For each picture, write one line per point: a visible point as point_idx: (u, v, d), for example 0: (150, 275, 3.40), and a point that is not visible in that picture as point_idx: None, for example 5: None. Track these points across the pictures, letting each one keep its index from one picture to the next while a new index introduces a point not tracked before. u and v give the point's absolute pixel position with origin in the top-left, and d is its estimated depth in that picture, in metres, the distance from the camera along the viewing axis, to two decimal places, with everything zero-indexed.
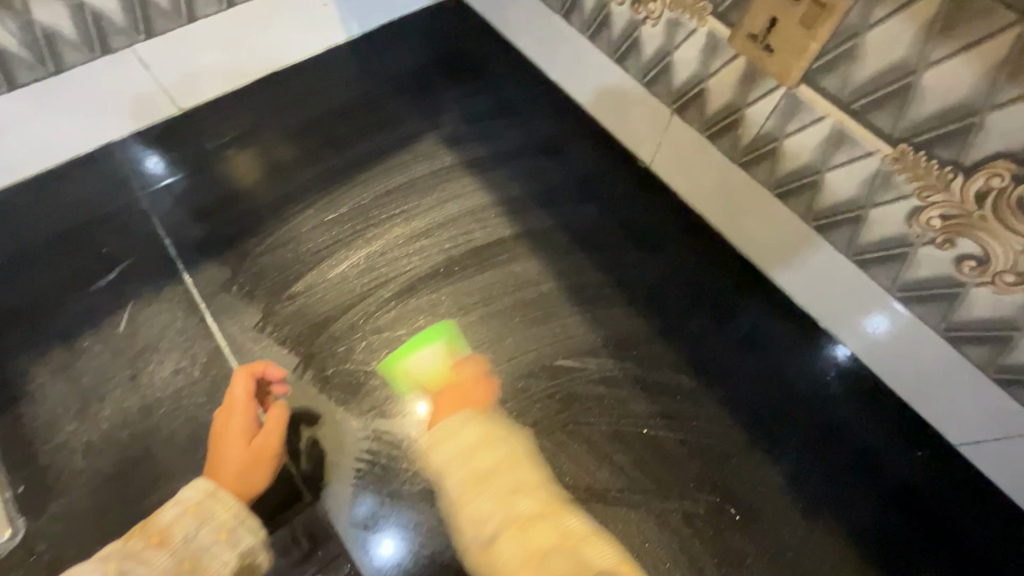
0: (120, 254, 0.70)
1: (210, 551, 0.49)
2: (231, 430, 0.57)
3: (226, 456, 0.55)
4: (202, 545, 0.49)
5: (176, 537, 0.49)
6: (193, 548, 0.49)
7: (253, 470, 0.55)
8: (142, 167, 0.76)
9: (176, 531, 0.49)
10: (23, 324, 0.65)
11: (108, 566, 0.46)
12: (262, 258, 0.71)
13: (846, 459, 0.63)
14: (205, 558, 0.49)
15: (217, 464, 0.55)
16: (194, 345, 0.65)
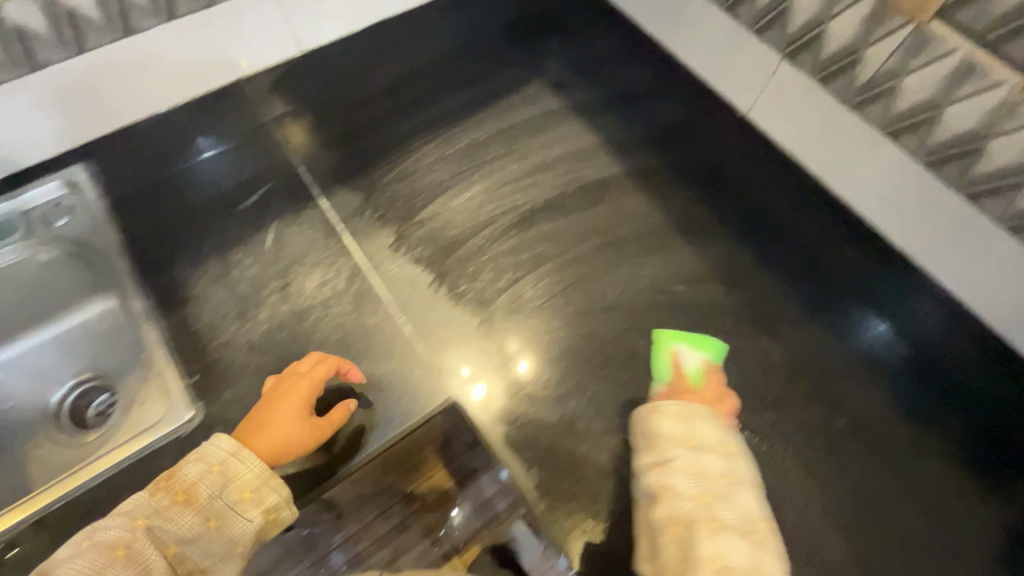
0: (261, 179, 0.75)
1: (234, 511, 0.50)
2: (289, 401, 0.57)
3: (278, 419, 0.56)
4: (225, 502, 0.50)
5: (200, 494, 0.49)
6: (219, 505, 0.50)
7: (294, 439, 0.55)
8: (275, 105, 0.82)
9: (199, 488, 0.50)
10: (181, 237, 0.71)
11: (137, 521, 0.48)
12: (391, 187, 0.76)
13: (928, 376, 0.67)
14: (228, 517, 0.50)
15: (267, 422, 0.56)
16: (337, 260, 0.70)
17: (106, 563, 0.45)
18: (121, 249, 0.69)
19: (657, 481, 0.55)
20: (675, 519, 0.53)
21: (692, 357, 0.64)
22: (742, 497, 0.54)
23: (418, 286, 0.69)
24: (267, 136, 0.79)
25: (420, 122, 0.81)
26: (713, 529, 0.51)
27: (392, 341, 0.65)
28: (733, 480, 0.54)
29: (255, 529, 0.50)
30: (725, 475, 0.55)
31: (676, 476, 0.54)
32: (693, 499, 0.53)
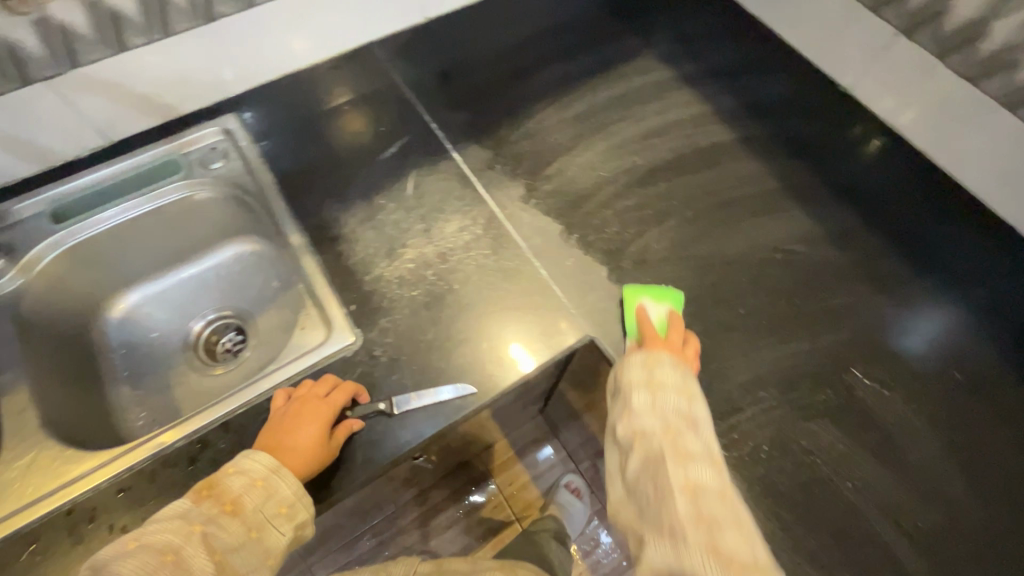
0: (397, 134, 0.81)
1: (272, 523, 0.51)
2: (298, 420, 0.57)
3: (299, 441, 0.56)
4: (268, 515, 0.51)
5: (245, 505, 0.50)
6: (260, 517, 0.50)
7: (314, 459, 0.56)
8: (403, 67, 0.87)
9: (244, 500, 0.50)
10: (329, 183, 0.76)
11: (193, 525, 0.48)
12: (518, 144, 0.80)
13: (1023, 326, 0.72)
14: (268, 529, 0.50)
15: (287, 441, 0.56)
16: (474, 208, 0.75)
17: (157, 565, 0.45)
18: (274, 191, 0.75)
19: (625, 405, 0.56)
20: (633, 426, 0.54)
21: (657, 309, 0.66)
22: (699, 415, 0.55)
23: (550, 234, 0.73)
24: (398, 95, 0.85)
25: (539, 87, 0.86)
26: (675, 437, 0.52)
27: (530, 283, 0.69)
28: (689, 400, 0.56)
29: (287, 543, 0.51)
30: (688, 397, 0.56)
31: (643, 396, 0.55)
32: (677, 413, 0.54)
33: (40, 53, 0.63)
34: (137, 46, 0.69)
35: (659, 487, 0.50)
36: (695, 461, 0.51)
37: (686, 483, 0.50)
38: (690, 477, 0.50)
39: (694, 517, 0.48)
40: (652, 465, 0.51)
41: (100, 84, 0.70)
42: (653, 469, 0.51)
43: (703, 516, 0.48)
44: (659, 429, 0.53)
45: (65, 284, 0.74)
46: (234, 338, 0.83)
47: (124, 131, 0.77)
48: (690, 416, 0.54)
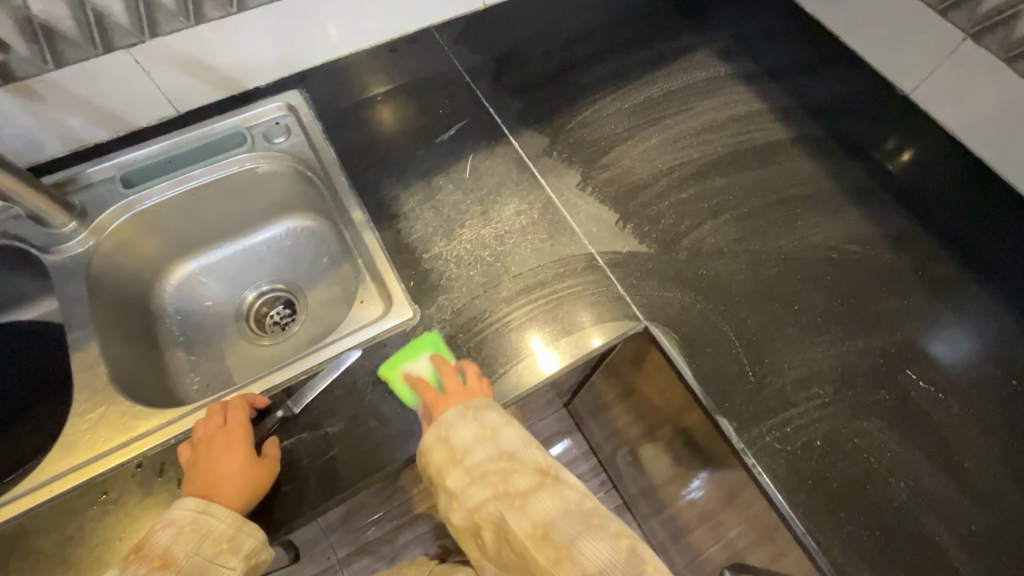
0: (455, 117, 0.82)
1: (215, 563, 0.49)
2: (224, 448, 0.55)
3: (223, 470, 0.54)
4: (207, 556, 0.48)
5: (176, 556, 0.48)
6: (200, 561, 0.48)
7: (244, 482, 0.54)
8: (460, 52, 0.88)
9: (176, 551, 0.48)
10: (388, 163, 0.78)
11: None
12: (575, 133, 0.81)
13: None
14: (212, 570, 0.48)
15: (211, 481, 0.53)
16: (531, 194, 0.75)
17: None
18: (335, 167, 0.76)
19: (450, 478, 0.53)
20: (467, 497, 0.52)
21: (419, 366, 0.61)
22: (495, 438, 0.54)
23: (606, 223, 0.74)
24: (456, 80, 0.86)
25: (595, 78, 0.87)
26: (509, 490, 0.51)
27: (586, 269, 0.70)
28: (484, 434, 0.54)
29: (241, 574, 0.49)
30: (487, 432, 0.54)
31: (463, 470, 0.53)
32: (490, 463, 0.53)
33: (125, 22, 0.65)
34: (213, 20, 0.70)
35: (525, 546, 0.48)
36: (542, 508, 0.50)
37: (534, 527, 0.48)
38: (548, 531, 0.48)
39: (555, 554, 0.47)
40: (512, 532, 0.49)
41: (175, 56, 0.72)
42: (512, 540, 0.49)
43: (562, 550, 0.47)
44: (489, 494, 0.51)
45: (131, 248, 0.76)
46: (284, 312, 0.84)
47: (193, 103, 0.79)
48: (479, 437, 0.54)
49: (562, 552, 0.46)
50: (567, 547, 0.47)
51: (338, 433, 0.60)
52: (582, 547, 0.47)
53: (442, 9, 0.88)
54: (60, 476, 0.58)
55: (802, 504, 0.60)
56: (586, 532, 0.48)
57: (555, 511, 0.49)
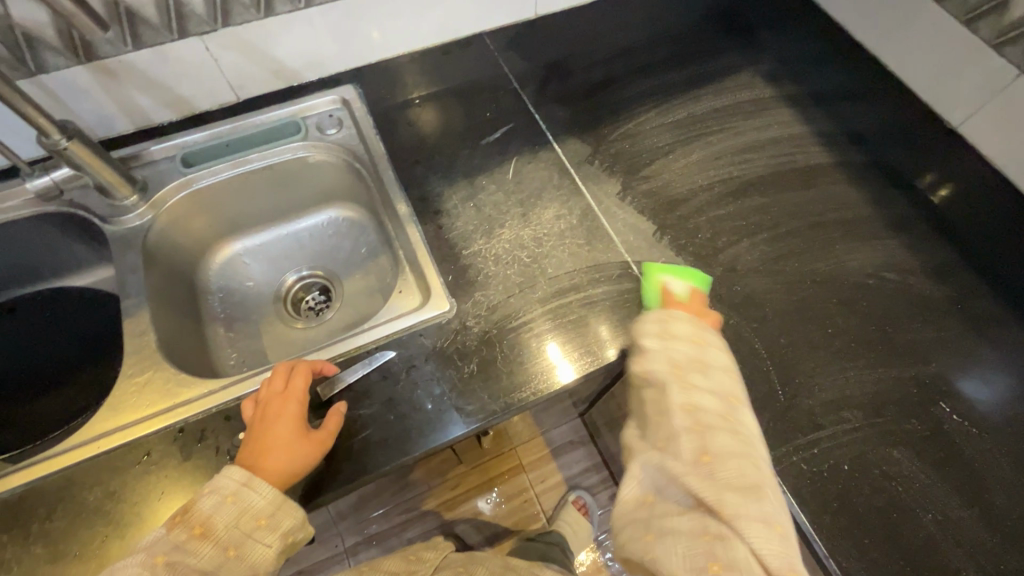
0: (501, 121, 0.84)
1: (251, 538, 0.49)
2: (284, 414, 0.56)
3: (273, 442, 0.55)
4: (244, 531, 0.49)
5: (214, 525, 0.49)
6: (236, 535, 0.49)
7: (292, 457, 0.55)
8: (510, 59, 0.91)
9: (215, 520, 0.49)
10: (434, 161, 0.80)
11: (157, 557, 0.46)
12: (617, 143, 0.82)
13: None
14: (247, 544, 0.49)
15: (262, 452, 0.54)
16: (571, 199, 0.77)
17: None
18: (384, 161, 0.79)
19: (648, 346, 0.56)
20: (653, 387, 0.55)
21: (677, 285, 0.69)
22: (708, 364, 0.55)
23: (644, 233, 0.75)
24: (504, 85, 0.88)
25: (640, 91, 0.88)
26: (691, 393, 0.53)
27: (622, 277, 0.71)
28: (704, 351, 0.56)
29: (274, 554, 0.50)
30: (699, 346, 0.56)
31: (661, 343, 0.56)
32: (670, 365, 0.55)
33: (201, 11, 0.69)
34: (281, 13, 0.74)
35: (669, 448, 0.52)
36: (709, 416, 0.52)
37: (693, 421, 0.51)
38: (706, 443, 0.50)
39: (698, 454, 0.50)
40: (666, 433, 0.53)
41: (242, 45, 0.76)
42: (670, 432, 0.52)
43: (706, 452, 0.50)
44: (673, 388, 0.53)
45: (183, 225, 0.80)
46: (319, 299, 0.87)
47: (253, 92, 0.82)
48: (692, 341, 0.56)
49: (705, 460, 0.50)
50: (711, 454, 0.50)
51: (367, 417, 0.62)
52: (727, 460, 0.49)
53: (494, 16, 0.91)
54: (106, 436, 0.60)
55: (825, 528, 0.59)
56: (735, 459, 0.49)
57: (726, 435, 0.51)
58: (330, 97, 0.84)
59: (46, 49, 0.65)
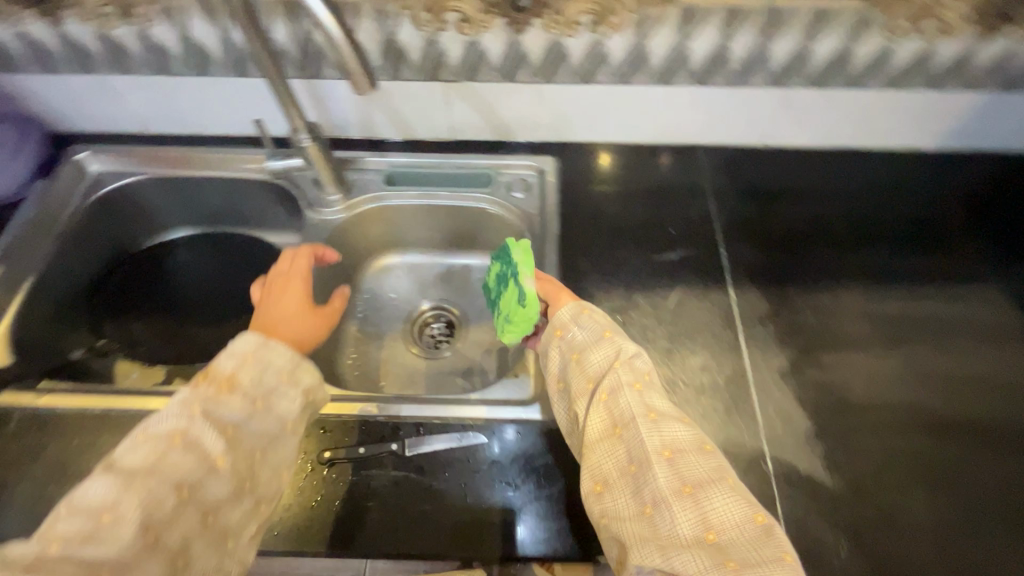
0: (684, 242, 0.79)
1: (278, 392, 0.53)
2: (291, 292, 0.66)
3: (285, 313, 0.63)
4: (271, 388, 0.52)
5: (241, 382, 0.51)
6: (263, 390, 0.52)
7: (302, 324, 0.64)
8: (716, 180, 0.86)
9: (240, 377, 0.51)
10: (601, 258, 0.78)
11: (192, 408, 0.49)
12: (802, 313, 0.73)
13: None
14: (274, 397, 0.52)
15: (278, 322, 0.62)
16: (725, 355, 0.69)
17: (164, 449, 0.46)
18: (552, 241, 0.78)
19: (612, 345, 0.57)
20: (609, 412, 0.54)
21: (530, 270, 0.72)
22: (633, 366, 0.56)
23: (795, 428, 0.64)
24: (701, 205, 0.83)
25: (850, 264, 0.77)
26: (656, 422, 0.51)
27: (749, 469, 0.62)
28: (621, 355, 0.57)
29: (300, 405, 0.54)
30: (606, 341, 0.58)
31: (625, 359, 0.56)
32: (631, 385, 0.54)
33: (455, 64, 0.76)
34: (520, 82, 0.78)
35: (642, 479, 0.49)
36: (678, 444, 0.50)
37: (663, 450, 0.50)
38: (684, 474, 0.48)
39: (678, 487, 0.47)
40: (635, 466, 0.50)
41: (476, 97, 0.81)
42: (638, 457, 0.50)
43: (687, 484, 0.47)
44: (639, 413, 0.52)
45: (363, 230, 0.88)
46: (442, 330, 0.91)
47: (468, 136, 0.88)
48: (597, 337, 0.59)
49: (666, 453, 0.49)
50: (691, 484, 0.48)
51: (437, 492, 0.61)
52: (688, 459, 0.49)
53: (717, 134, 0.87)
54: None
55: None
56: (725, 490, 0.47)
57: (694, 457, 0.50)
58: (532, 163, 0.86)
59: (326, 63, 0.76)
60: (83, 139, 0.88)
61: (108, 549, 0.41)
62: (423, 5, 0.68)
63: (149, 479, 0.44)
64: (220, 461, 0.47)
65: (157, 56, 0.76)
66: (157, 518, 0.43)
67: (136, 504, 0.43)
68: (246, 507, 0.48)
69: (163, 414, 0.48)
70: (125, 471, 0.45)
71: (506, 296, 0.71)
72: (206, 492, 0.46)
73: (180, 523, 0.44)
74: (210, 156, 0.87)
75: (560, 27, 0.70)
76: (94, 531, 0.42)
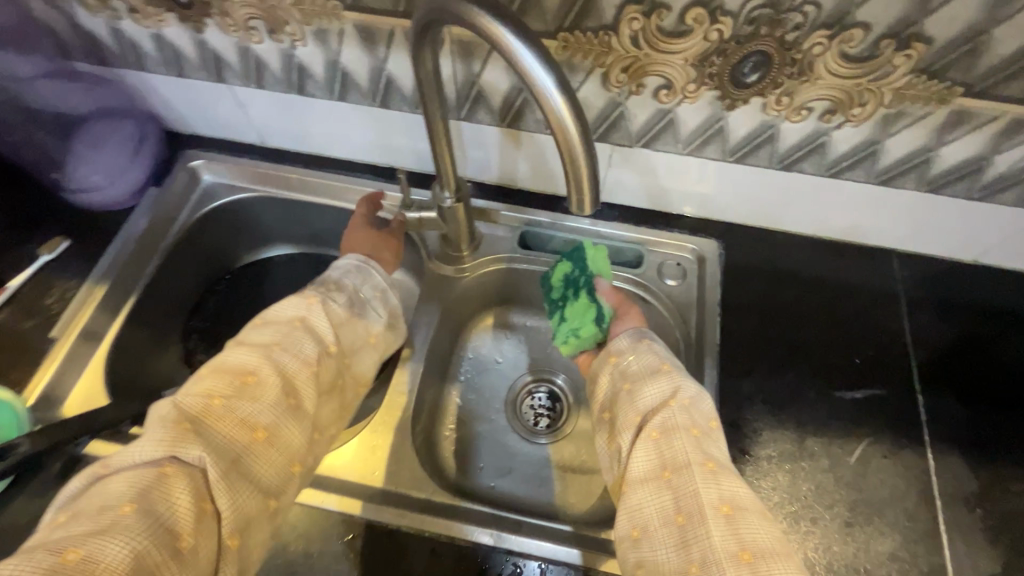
0: (869, 377, 0.66)
1: (369, 305, 0.60)
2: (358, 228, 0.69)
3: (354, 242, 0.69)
4: (367, 297, 0.61)
5: (346, 285, 0.60)
6: (359, 298, 0.60)
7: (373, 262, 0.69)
8: (912, 300, 0.71)
9: (345, 282, 0.60)
10: (767, 382, 0.65)
11: (310, 301, 0.55)
12: (1019, 502, 0.59)
13: None
14: (365, 306, 0.60)
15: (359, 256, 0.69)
16: (920, 543, 0.56)
17: (288, 329, 0.52)
18: (712, 352, 0.66)
19: (664, 386, 0.52)
20: (658, 452, 0.48)
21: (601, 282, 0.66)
22: (692, 409, 0.50)
23: None
24: (891, 329, 0.69)
25: None
26: (714, 472, 0.46)
27: None
28: (680, 394, 0.51)
29: (383, 323, 0.61)
30: (664, 376, 0.53)
31: (680, 403, 0.50)
32: (686, 430, 0.48)
33: (634, 129, 0.63)
34: (705, 158, 0.65)
35: (691, 535, 0.43)
36: (737, 501, 0.44)
37: (721, 505, 0.44)
38: (744, 537, 0.42)
39: (734, 550, 0.41)
40: (683, 518, 0.44)
41: (643, 165, 0.68)
42: (688, 509, 0.44)
43: (746, 550, 0.41)
44: (694, 460, 0.46)
45: (482, 289, 0.78)
46: (544, 404, 0.79)
47: (617, 200, 0.76)
48: (654, 371, 0.54)
49: (723, 510, 0.44)
50: (751, 551, 0.41)
51: None
52: (747, 519, 0.43)
53: (922, 243, 0.71)
54: (334, 484, 0.61)
55: None
56: (790, 567, 0.40)
57: (756, 519, 0.43)
58: (692, 246, 0.73)
59: (483, 107, 0.66)
60: (199, 144, 0.82)
61: (258, 403, 0.46)
62: (622, 65, 0.56)
63: (281, 351, 0.50)
64: (332, 341, 0.54)
65: (296, 76, 0.67)
66: (294, 386, 0.49)
67: (276, 368, 0.48)
68: (344, 394, 0.55)
69: (280, 305, 0.55)
70: (257, 344, 0.50)
71: (576, 306, 0.65)
72: (324, 370, 0.52)
73: (311, 394, 0.50)
74: (329, 182, 0.78)
75: (780, 110, 0.57)
76: (240, 388, 0.46)
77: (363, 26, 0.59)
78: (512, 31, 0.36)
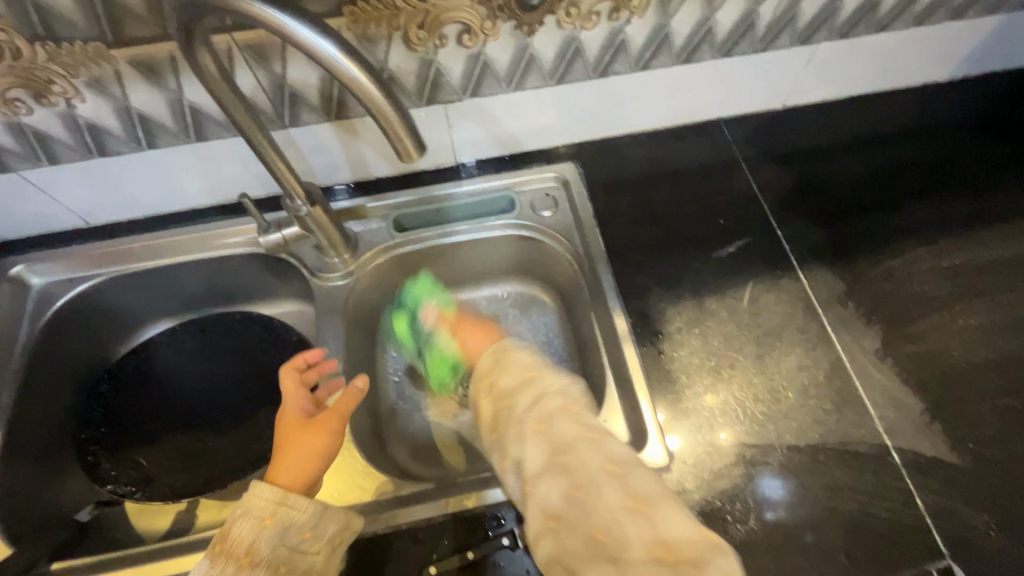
0: (736, 231, 0.74)
1: (297, 551, 0.51)
2: (289, 420, 0.60)
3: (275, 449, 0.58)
4: (285, 548, 0.51)
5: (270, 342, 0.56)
6: (282, 555, 0.50)
7: (310, 465, 0.56)
8: (749, 154, 0.80)
9: (258, 547, 0.50)
10: (658, 267, 0.71)
11: None
12: (877, 285, 0.69)
13: None
14: (294, 558, 0.51)
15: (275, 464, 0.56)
16: (816, 347, 0.65)
17: None
18: (602, 259, 0.71)
19: (537, 383, 0.50)
20: (549, 439, 0.46)
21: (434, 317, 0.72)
22: (563, 395, 0.49)
23: (909, 412, 0.61)
24: (740, 185, 0.77)
25: (908, 219, 0.74)
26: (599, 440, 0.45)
27: (879, 468, 0.58)
28: (549, 385, 0.50)
29: (321, 559, 0.51)
30: (531, 383, 0.50)
31: (554, 398, 0.49)
32: (567, 412, 0.47)
33: (456, 82, 0.65)
34: (531, 87, 0.68)
35: (591, 504, 0.42)
36: (624, 461, 0.45)
37: (612, 468, 0.44)
38: (635, 492, 0.42)
39: (629, 506, 0.42)
40: (581, 490, 0.43)
41: (480, 114, 0.70)
42: (585, 481, 0.43)
43: (640, 502, 0.42)
44: (580, 436, 0.45)
45: (379, 286, 0.76)
46: None
47: (474, 158, 0.78)
48: (525, 379, 0.51)
49: (613, 471, 0.44)
50: (644, 504, 0.42)
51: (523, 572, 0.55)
52: (636, 475, 0.44)
53: (739, 104, 0.80)
54: None
55: None
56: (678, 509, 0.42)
57: (642, 474, 0.44)
58: (556, 172, 0.77)
59: (304, 106, 0.65)
60: (15, 249, 0.73)
61: None
62: (416, 22, 0.57)
63: None
64: None
65: (90, 138, 0.61)
66: None
67: None
68: None
69: None
70: None
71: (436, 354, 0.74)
72: None
73: None
74: (178, 238, 0.73)
75: (574, 22, 0.61)
76: None
77: (138, 61, 0.55)
78: (292, 19, 0.36)
